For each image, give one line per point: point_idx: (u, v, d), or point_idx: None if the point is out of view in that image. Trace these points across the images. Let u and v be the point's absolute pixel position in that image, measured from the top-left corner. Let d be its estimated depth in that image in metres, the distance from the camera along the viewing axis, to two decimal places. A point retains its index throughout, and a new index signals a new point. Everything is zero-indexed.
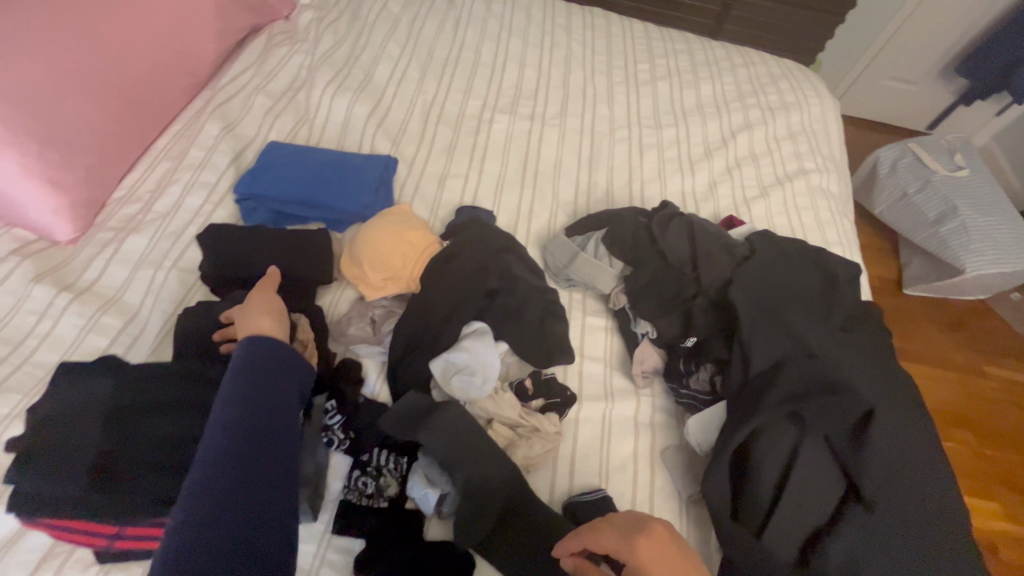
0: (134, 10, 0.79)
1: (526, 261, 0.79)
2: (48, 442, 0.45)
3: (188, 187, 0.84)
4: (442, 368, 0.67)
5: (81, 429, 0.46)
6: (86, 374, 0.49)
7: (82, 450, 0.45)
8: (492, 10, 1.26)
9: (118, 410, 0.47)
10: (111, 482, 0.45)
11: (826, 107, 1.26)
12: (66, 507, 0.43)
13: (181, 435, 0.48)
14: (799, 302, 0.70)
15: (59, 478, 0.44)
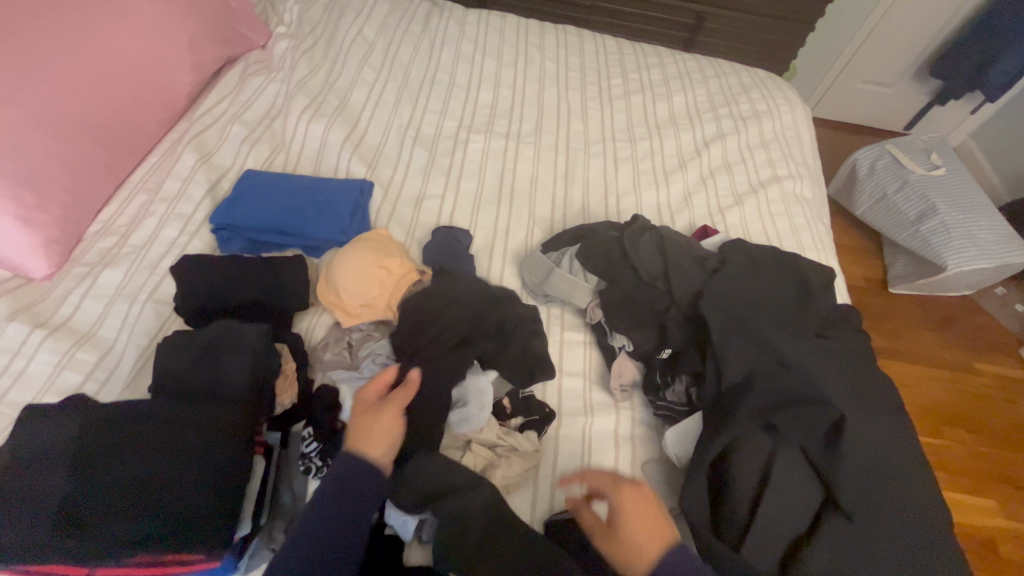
0: (106, 48, 0.80)
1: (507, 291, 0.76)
2: (15, 488, 0.45)
3: (164, 219, 0.84)
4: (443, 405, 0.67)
5: (47, 474, 0.45)
6: (51, 415, 0.48)
7: (50, 497, 0.45)
8: (466, 32, 1.29)
9: (84, 453, 0.47)
10: (80, 527, 0.44)
11: (798, 114, 1.29)
12: (37, 553, 0.43)
13: (149, 476, 0.47)
14: (772, 309, 0.71)
15: (28, 525, 0.44)
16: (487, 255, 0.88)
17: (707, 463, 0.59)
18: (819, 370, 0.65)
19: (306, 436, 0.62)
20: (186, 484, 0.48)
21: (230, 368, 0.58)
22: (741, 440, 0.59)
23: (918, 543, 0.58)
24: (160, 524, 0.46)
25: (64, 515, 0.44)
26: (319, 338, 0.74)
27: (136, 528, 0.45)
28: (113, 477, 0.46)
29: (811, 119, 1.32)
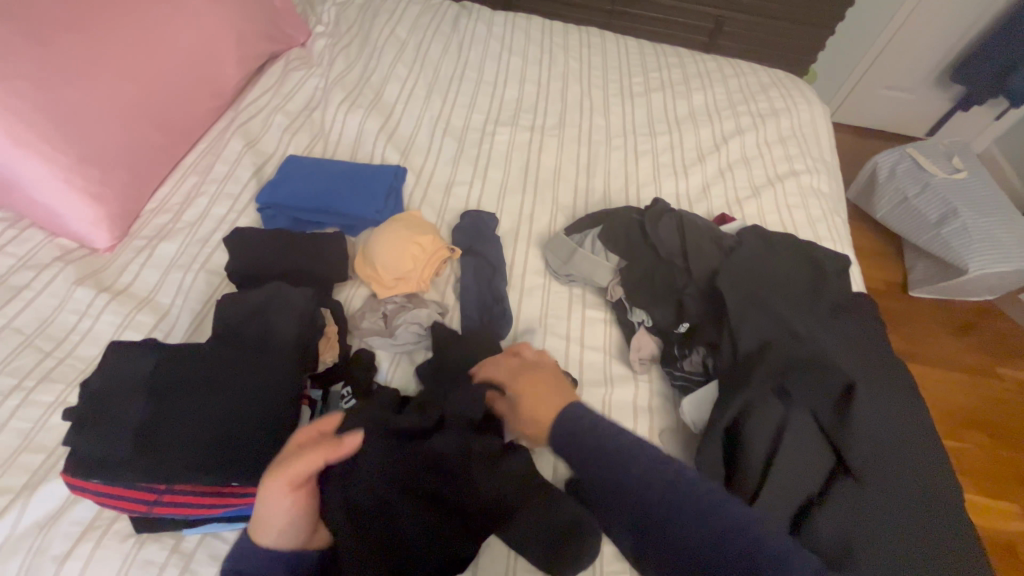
0: (167, 41, 0.88)
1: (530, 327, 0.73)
2: (96, 412, 0.51)
3: (214, 198, 0.91)
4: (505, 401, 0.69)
5: (125, 401, 0.52)
6: (128, 351, 0.54)
7: (127, 421, 0.50)
8: (493, 32, 1.35)
9: (156, 385, 0.53)
10: (152, 449, 0.50)
11: (816, 113, 1.31)
12: (116, 468, 0.49)
13: (210, 409, 0.53)
14: (786, 287, 0.74)
15: (110, 444, 0.50)
16: (512, 237, 0.93)
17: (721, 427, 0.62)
18: (830, 346, 0.69)
19: (345, 394, 0.67)
20: (241, 418, 0.53)
21: (278, 326, 0.62)
22: (756, 403, 0.62)
23: (921, 507, 0.61)
24: (218, 456, 0.51)
25: (139, 438, 0.50)
26: (355, 309, 0.79)
27: (197, 456, 0.51)
28: (180, 408, 0.52)
29: (829, 118, 1.35)
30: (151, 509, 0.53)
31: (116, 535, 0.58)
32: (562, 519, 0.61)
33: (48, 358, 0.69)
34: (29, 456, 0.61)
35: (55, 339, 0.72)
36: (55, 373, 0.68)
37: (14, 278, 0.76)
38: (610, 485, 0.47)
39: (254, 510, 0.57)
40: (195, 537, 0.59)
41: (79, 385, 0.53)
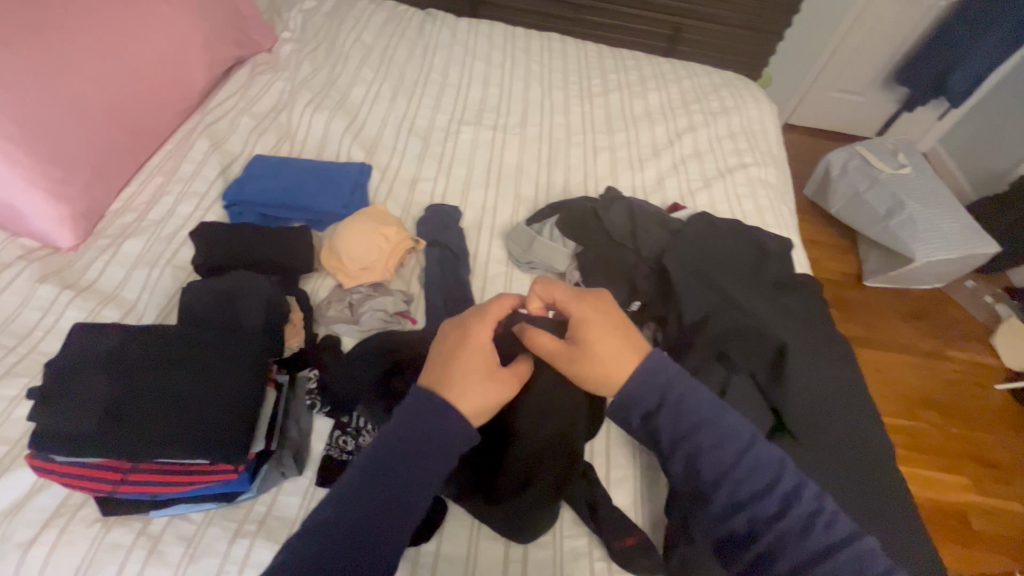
0: (130, 43, 0.89)
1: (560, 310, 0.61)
2: (62, 388, 0.53)
3: (180, 197, 0.93)
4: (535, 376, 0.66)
5: (92, 379, 0.54)
6: (96, 332, 0.57)
7: (94, 397, 0.53)
8: (457, 38, 1.39)
9: (123, 365, 0.55)
10: (118, 424, 0.52)
11: (764, 110, 1.39)
12: (79, 442, 0.51)
13: (175, 387, 0.55)
14: (728, 264, 0.80)
15: (75, 419, 0.52)
16: (476, 229, 0.96)
17: None
18: (769, 316, 0.73)
19: (312, 375, 0.70)
20: (204, 396, 0.56)
21: (247, 314, 0.65)
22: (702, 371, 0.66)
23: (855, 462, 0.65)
24: (182, 430, 0.53)
25: (106, 412, 0.52)
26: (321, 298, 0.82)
27: (162, 429, 0.53)
28: (146, 385, 0.55)
29: (777, 116, 1.43)
30: (116, 488, 0.54)
31: (81, 521, 0.59)
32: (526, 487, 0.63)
33: (11, 354, 0.70)
34: None
35: (17, 335, 0.72)
36: (18, 368, 0.69)
37: None
38: (715, 472, 0.50)
39: (223, 489, 0.59)
40: (163, 519, 0.60)
41: (45, 363, 0.55)
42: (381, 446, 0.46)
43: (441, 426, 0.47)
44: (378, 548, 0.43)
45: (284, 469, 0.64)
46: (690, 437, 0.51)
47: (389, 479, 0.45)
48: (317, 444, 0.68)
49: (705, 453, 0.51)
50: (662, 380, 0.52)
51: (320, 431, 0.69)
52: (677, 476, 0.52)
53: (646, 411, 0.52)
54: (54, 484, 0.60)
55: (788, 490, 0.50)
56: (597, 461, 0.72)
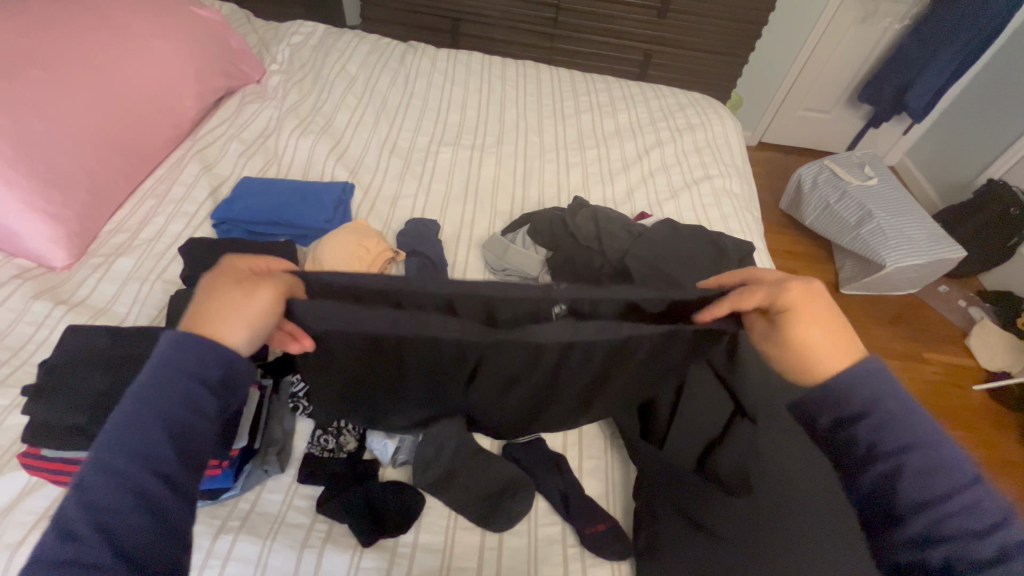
0: (124, 77, 0.95)
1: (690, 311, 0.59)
2: (59, 385, 0.58)
3: (171, 217, 0.97)
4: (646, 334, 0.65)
5: (85, 375, 0.59)
6: (94, 335, 0.63)
7: (86, 392, 0.58)
8: (436, 66, 1.48)
9: (113, 362, 0.60)
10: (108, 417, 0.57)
11: (728, 127, 1.48)
12: (74, 436, 0.56)
13: None
14: (688, 263, 0.85)
15: (69, 411, 0.57)
16: (454, 241, 1.01)
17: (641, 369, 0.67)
18: None
19: (294, 380, 0.74)
20: None
21: None
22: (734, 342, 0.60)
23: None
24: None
25: (93, 406, 0.57)
26: None
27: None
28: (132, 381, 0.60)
29: (741, 131, 1.51)
30: None
31: None
32: (499, 479, 0.69)
33: (5, 366, 0.73)
34: None
35: (11, 348, 0.75)
36: (11, 379, 0.72)
37: None
38: (921, 496, 0.42)
39: (209, 486, 0.63)
40: None
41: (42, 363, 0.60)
42: (99, 438, 0.40)
43: (166, 377, 0.42)
44: (141, 510, 0.37)
45: (267, 466, 0.67)
46: (884, 443, 0.45)
47: (122, 459, 0.39)
48: (300, 443, 0.72)
49: (908, 472, 0.43)
50: (885, 383, 0.47)
51: (303, 431, 0.73)
52: (866, 492, 0.45)
53: (852, 408, 0.47)
54: (44, 488, 0.63)
55: (1006, 533, 0.39)
56: (569, 453, 0.76)
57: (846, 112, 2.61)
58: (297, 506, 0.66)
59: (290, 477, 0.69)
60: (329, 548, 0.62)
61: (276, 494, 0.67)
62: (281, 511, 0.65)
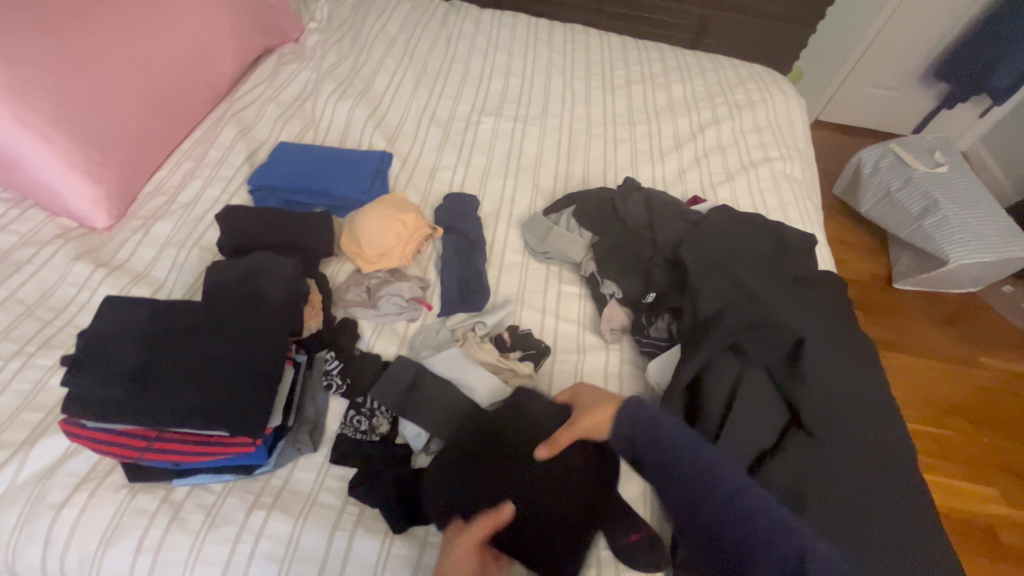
0: (161, 33, 0.92)
1: (776, 341, 0.68)
2: (92, 355, 0.58)
3: (208, 181, 0.96)
4: (782, 357, 0.68)
5: (121, 348, 0.59)
6: (125, 307, 0.62)
7: (124, 363, 0.58)
8: (480, 29, 1.40)
9: (152, 336, 0.61)
10: (143, 391, 0.57)
11: (792, 104, 1.36)
12: (111, 408, 0.56)
13: (199, 360, 0.60)
14: (748, 258, 0.78)
15: (104, 382, 0.57)
16: (493, 218, 0.97)
17: (750, 376, 0.66)
18: (785, 308, 0.71)
19: (328, 357, 0.73)
20: (227, 370, 0.60)
21: (268, 300, 0.69)
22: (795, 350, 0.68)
23: (862, 476, 0.62)
24: (187, 393, 0.58)
25: (129, 380, 0.57)
26: (341, 281, 0.84)
27: (176, 387, 0.58)
28: (169, 355, 0.60)
29: (806, 110, 1.39)
30: (143, 456, 0.59)
31: (109, 487, 0.62)
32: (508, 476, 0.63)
33: (49, 326, 0.74)
34: (29, 414, 0.66)
35: (54, 310, 0.76)
36: (54, 340, 0.73)
37: (18, 253, 0.81)
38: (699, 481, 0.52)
39: (239, 462, 0.62)
40: (184, 488, 0.63)
41: (82, 331, 0.60)
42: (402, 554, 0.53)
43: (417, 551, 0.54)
44: None
45: (300, 445, 0.66)
46: (714, 511, 0.50)
47: None
48: (333, 423, 0.70)
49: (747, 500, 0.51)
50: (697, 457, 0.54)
51: (336, 410, 0.71)
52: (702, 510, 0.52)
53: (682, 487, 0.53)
54: (85, 451, 0.64)
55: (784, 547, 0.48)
56: None
57: (918, 90, 2.39)
58: (328, 487, 0.65)
59: (322, 457, 0.67)
60: (360, 532, 0.61)
61: (308, 473, 0.66)
62: (313, 490, 0.64)
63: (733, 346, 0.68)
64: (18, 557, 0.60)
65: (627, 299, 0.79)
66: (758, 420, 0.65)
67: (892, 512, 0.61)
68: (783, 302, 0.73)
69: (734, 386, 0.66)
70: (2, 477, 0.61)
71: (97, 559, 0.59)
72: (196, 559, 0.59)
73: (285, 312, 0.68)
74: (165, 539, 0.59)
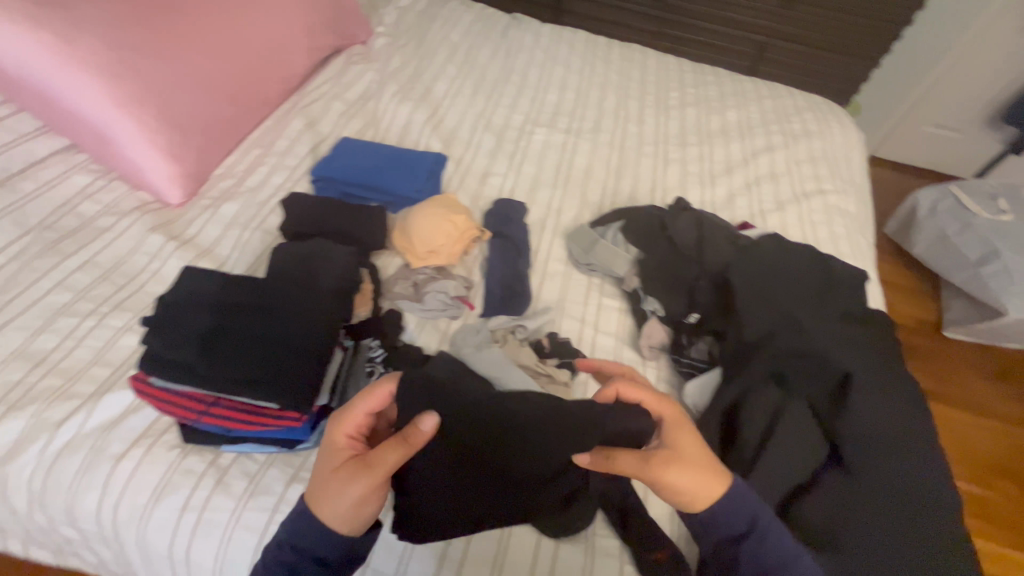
0: (246, 28, 0.99)
1: (821, 373, 0.67)
2: (166, 321, 0.63)
3: (274, 169, 1.01)
4: (825, 389, 0.67)
5: (192, 314, 0.64)
6: (199, 278, 0.67)
7: (193, 329, 0.63)
8: (540, 42, 1.44)
9: (221, 307, 0.65)
10: (208, 356, 0.61)
11: (850, 137, 1.33)
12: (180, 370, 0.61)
13: (260, 334, 0.64)
14: (797, 286, 0.76)
15: (176, 346, 0.62)
16: (540, 226, 0.99)
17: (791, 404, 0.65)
18: (832, 340, 0.70)
19: (373, 345, 0.76)
20: (283, 346, 0.64)
21: (322, 286, 0.71)
22: (842, 385, 0.67)
23: (904, 521, 0.60)
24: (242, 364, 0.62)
25: (197, 346, 0.62)
26: (390, 275, 0.86)
27: (236, 357, 0.62)
28: (234, 326, 0.64)
29: (864, 144, 1.36)
30: (199, 419, 0.63)
31: (164, 445, 0.65)
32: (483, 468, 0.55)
33: (122, 290, 0.80)
34: (99, 369, 0.71)
35: (127, 275, 0.82)
36: (126, 303, 0.78)
37: (100, 221, 0.87)
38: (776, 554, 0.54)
39: (283, 436, 0.65)
40: (230, 455, 0.66)
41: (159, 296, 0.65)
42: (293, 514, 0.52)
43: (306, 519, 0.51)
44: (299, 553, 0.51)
45: None
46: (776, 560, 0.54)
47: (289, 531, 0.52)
48: None
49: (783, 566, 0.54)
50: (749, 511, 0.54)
51: None
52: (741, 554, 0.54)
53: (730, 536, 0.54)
54: (144, 409, 0.68)
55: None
56: None
57: (984, 134, 2.29)
58: None
59: None
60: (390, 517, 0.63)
61: None
62: None
63: (775, 372, 0.67)
64: (77, 500, 0.64)
65: (666, 319, 0.79)
66: (799, 449, 0.63)
67: (936, 563, 0.59)
68: (831, 334, 0.72)
69: (774, 413, 0.65)
70: (71, 424, 0.66)
71: (147, 512, 0.63)
72: (236, 523, 0.62)
73: (337, 298, 0.71)
74: (210, 500, 0.63)
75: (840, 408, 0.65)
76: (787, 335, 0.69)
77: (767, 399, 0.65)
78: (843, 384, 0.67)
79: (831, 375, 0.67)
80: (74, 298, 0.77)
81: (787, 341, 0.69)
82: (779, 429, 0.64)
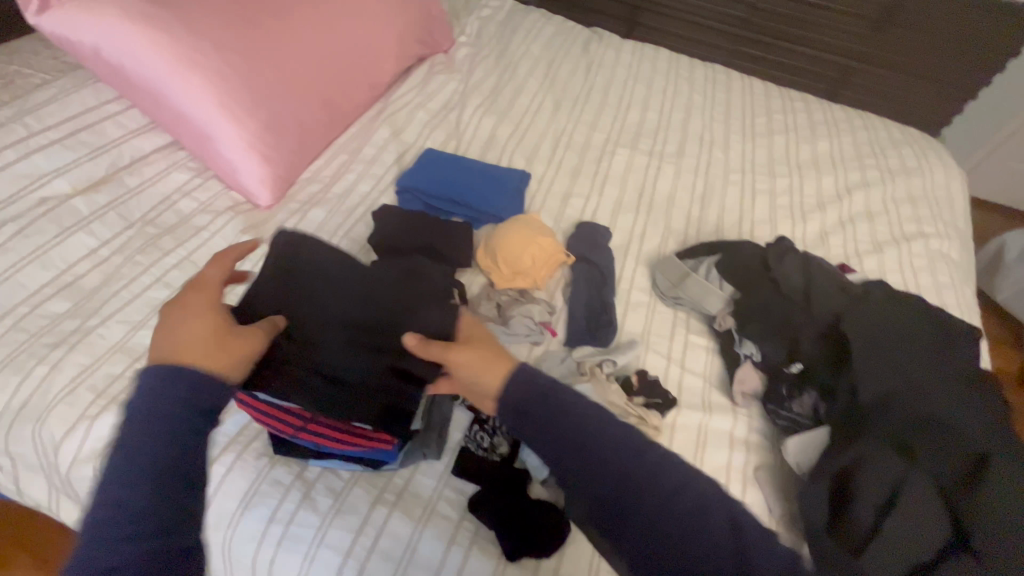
0: (345, 37, 1.01)
1: (950, 448, 0.62)
2: None
3: (360, 177, 1.02)
4: (958, 468, 0.61)
5: None
6: None
7: None
8: (621, 58, 1.41)
9: None
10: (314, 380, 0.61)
11: (951, 176, 1.25)
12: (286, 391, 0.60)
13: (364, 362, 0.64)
14: (920, 347, 0.71)
15: None
16: (623, 253, 0.96)
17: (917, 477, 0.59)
18: (960, 413, 0.65)
19: None
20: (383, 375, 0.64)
21: None
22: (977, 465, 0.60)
23: None
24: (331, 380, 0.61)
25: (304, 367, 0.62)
26: (475, 293, 0.85)
27: None
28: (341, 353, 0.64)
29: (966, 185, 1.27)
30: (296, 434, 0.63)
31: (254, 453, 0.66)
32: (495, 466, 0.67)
33: None
34: None
35: None
36: None
37: (196, 219, 0.89)
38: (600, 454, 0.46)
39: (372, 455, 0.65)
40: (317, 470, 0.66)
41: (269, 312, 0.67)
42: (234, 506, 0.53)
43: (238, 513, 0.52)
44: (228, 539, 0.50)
45: (426, 450, 0.68)
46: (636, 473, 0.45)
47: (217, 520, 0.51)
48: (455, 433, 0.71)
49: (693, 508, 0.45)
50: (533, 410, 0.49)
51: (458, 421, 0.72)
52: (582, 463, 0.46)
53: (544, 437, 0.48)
54: (237, 415, 0.69)
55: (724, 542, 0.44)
56: None
57: None
58: (446, 498, 0.66)
59: (443, 465, 0.68)
60: (475, 552, 0.62)
61: (428, 479, 0.67)
62: (432, 498, 0.66)
63: (898, 442, 0.62)
64: None
65: (763, 366, 0.75)
66: (924, 528, 0.57)
67: None
68: (961, 408, 0.66)
69: (896, 485, 0.59)
70: None
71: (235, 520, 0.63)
72: (321, 541, 0.61)
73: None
74: (296, 515, 0.62)
75: (974, 489, 0.59)
76: (908, 403, 0.65)
77: (887, 468, 0.60)
78: (978, 464, 0.60)
79: (961, 453, 0.61)
80: (172, 295, 0.79)
81: (909, 408, 0.64)
82: (901, 501, 0.58)
